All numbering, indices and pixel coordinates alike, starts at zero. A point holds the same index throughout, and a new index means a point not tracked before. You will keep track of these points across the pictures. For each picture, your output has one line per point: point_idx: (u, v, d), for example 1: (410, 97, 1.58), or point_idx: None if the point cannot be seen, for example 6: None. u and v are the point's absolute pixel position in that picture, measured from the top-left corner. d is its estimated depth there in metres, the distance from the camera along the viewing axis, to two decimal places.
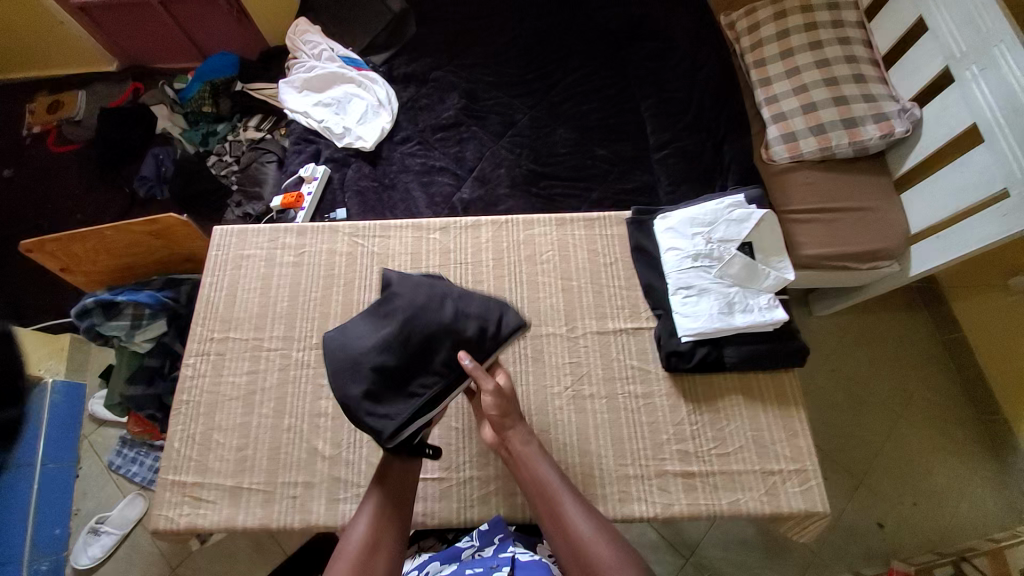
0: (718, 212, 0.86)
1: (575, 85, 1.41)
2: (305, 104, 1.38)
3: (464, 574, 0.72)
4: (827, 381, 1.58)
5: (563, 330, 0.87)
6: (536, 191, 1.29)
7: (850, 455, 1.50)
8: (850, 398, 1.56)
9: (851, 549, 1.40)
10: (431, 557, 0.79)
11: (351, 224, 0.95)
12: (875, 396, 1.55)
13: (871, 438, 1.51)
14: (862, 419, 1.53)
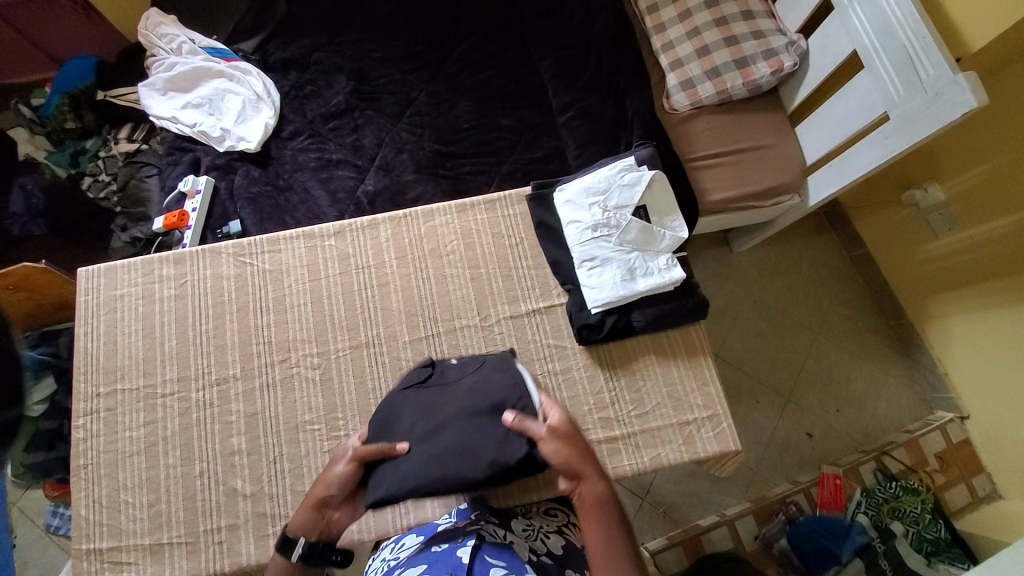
0: (612, 178, 0.85)
1: (469, 52, 1.34)
2: (172, 109, 1.23)
3: (428, 547, 0.68)
4: (752, 314, 1.69)
5: (476, 321, 0.86)
6: (443, 173, 1.24)
7: (779, 377, 1.64)
8: (774, 325, 1.68)
9: (785, 462, 1.56)
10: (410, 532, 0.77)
11: (235, 243, 0.87)
12: (796, 319, 1.68)
13: (794, 358, 1.65)
14: (786, 342, 1.67)
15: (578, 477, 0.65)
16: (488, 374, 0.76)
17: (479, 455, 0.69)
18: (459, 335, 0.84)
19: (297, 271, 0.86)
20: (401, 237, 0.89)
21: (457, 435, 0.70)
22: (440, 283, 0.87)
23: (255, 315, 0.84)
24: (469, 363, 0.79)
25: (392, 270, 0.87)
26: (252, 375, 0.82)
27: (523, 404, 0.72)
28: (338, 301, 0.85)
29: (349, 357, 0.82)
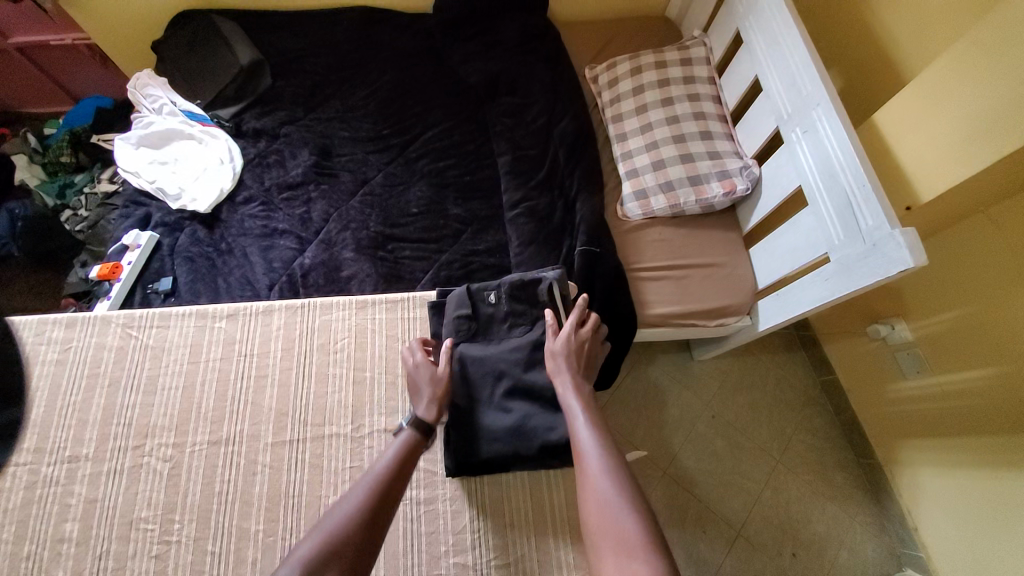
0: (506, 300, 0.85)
1: (434, 141, 1.37)
2: (139, 163, 1.29)
3: None
4: (707, 428, 1.57)
5: (347, 430, 0.81)
6: (383, 255, 1.23)
7: (730, 505, 1.48)
8: (731, 444, 1.55)
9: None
10: None
11: (127, 313, 0.87)
12: (754, 441, 1.55)
13: (749, 485, 1.50)
14: (741, 465, 1.52)
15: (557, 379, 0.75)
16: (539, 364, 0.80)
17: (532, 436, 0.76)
18: (504, 327, 0.84)
19: (181, 350, 0.85)
20: (293, 328, 0.88)
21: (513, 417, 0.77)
22: (320, 381, 0.84)
23: (123, 393, 0.82)
24: (515, 352, 0.81)
25: (274, 363, 0.85)
26: (103, 459, 0.78)
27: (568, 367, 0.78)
28: (211, 388, 0.83)
29: (204, 453, 0.79)
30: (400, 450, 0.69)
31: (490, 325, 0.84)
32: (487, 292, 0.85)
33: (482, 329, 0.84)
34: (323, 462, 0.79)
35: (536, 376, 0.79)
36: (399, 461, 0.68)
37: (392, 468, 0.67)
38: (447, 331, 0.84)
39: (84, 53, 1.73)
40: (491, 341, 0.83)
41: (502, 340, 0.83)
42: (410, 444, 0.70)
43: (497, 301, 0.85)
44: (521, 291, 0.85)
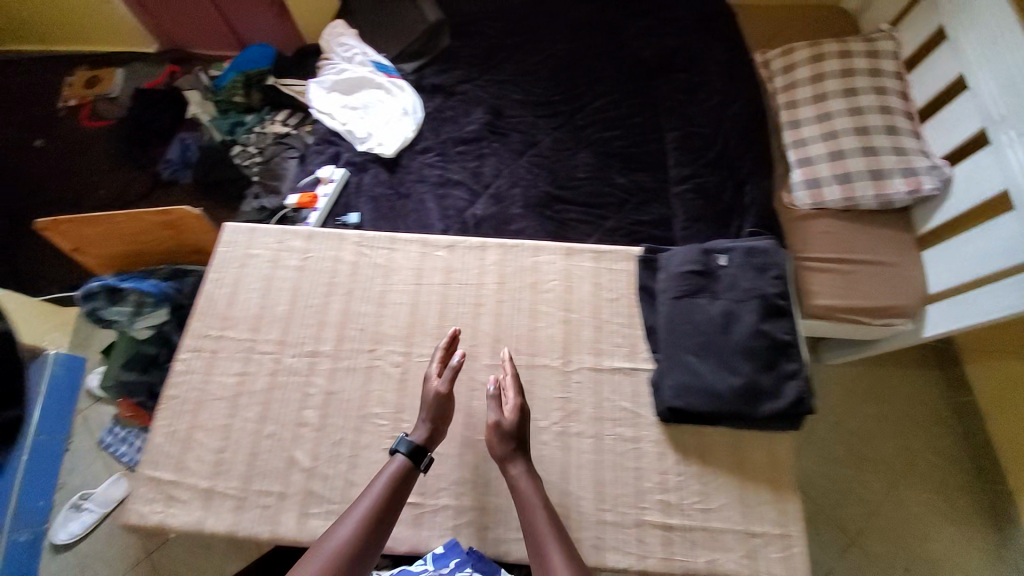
0: (736, 263, 0.83)
1: (601, 111, 1.41)
2: (332, 106, 1.40)
3: None
4: (826, 431, 1.45)
5: (557, 363, 0.85)
6: (550, 214, 1.27)
7: (844, 512, 1.37)
8: (849, 451, 1.43)
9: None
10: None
11: (359, 233, 0.96)
12: (876, 451, 1.42)
13: (867, 497, 1.38)
14: (860, 474, 1.40)
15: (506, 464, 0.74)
16: (770, 329, 0.78)
17: (759, 398, 0.76)
18: (730, 286, 0.82)
19: (405, 272, 0.92)
20: (505, 265, 0.93)
21: (739, 371, 0.77)
22: (532, 316, 0.89)
23: (357, 302, 0.90)
24: (741, 311, 0.80)
25: (489, 295, 0.91)
26: (340, 356, 0.86)
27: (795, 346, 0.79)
28: (432, 309, 0.90)
29: (429, 365, 0.86)
30: (393, 479, 0.70)
31: (718, 283, 0.83)
32: (716, 255, 0.85)
33: (708, 287, 0.83)
34: (535, 390, 0.84)
35: (768, 333, 0.78)
36: (386, 500, 0.68)
37: (382, 504, 0.67)
38: (668, 285, 0.86)
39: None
40: (716, 298, 0.82)
41: (725, 298, 0.82)
42: (404, 473, 0.71)
43: (728, 263, 0.84)
44: (754, 258, 0.83)
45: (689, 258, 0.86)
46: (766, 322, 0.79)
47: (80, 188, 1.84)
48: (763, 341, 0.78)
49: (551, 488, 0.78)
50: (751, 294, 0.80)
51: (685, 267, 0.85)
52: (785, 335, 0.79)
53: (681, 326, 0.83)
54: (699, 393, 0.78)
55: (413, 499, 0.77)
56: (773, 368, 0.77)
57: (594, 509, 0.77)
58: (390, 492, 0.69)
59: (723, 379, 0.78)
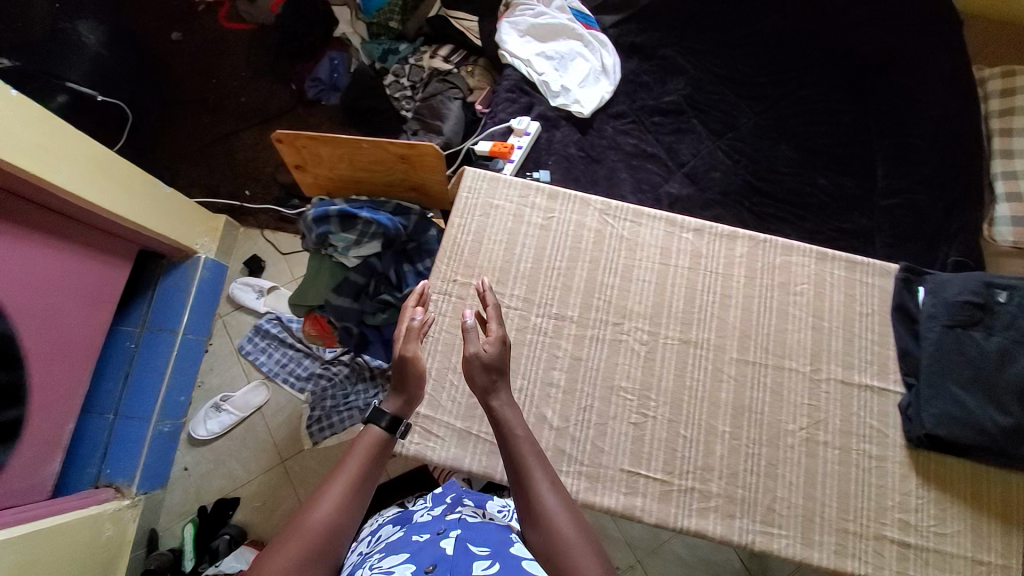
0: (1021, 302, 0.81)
1: (805, 101, 1.31)
2: (528, 53, 1.32)
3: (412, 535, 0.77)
4: None
5: (805, 368, 0.86)
6: (748, 206, 1.22)
7: None
8: None
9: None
10: (385, 522, 0.88)
11: (604, 200, 0.92)
12: None
13: None
14: None
15: (489, 395, 0.68)
16: None
17: None
18: (1012, 324, 0.80)
19: (651, 249, 0.90)
20: (754, 260, 0.90)
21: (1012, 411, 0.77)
22: (782, 317, 0.88)
23: (604, 273, 0.88)
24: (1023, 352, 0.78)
25: (737, 288, 0.89)
26: (588, 325, 0.86)
27: None
28: (680, 291, 0.88)
29: (676, 349, 0.85)
30: (370, 449, 0.68)
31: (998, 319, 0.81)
32: (998, 289, 0.83)
33: (986, 321, 0.81)
34: (783, 394, 0.85)
35: None
36: (363, 469, 0.66)
37: (358, 475, 0.66)
38: (934, 308, 0.85)
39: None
40: (994, 334, 0.80)
41: (1005, 335, 0.80)
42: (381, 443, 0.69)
43: (1010, 301, 0.82)
44: None
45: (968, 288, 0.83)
46: None
47: (221, 93, 1.81)
48: None
49: (796, 489, 0.80)
50: None
51: (966, 295, 0.83)
52: None
53: (950, 353, 0.81)
54: (961, 426, 0.78)
55: (660, 475, 0.79)
56: None
57: (836, 517, 0.80)
58: (367, 463, 0.67)
59: (993, 415, 0.77)
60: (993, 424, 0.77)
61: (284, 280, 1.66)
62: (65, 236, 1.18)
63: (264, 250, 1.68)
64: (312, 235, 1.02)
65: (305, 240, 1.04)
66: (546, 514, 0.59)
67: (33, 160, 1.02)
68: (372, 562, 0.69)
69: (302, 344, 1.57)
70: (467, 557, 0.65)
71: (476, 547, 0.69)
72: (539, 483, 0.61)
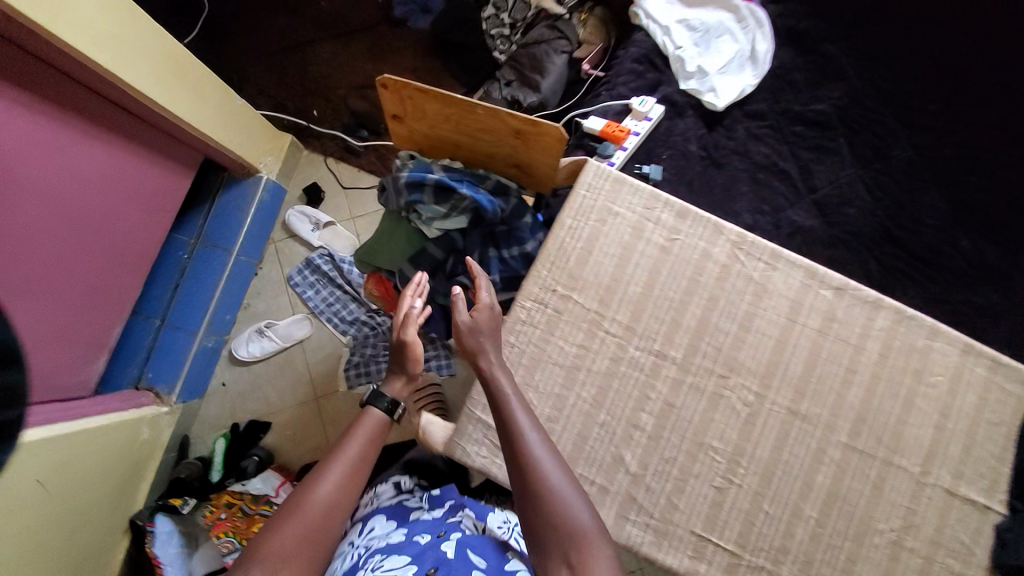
0: None
1: (980, 138, 1.08)
2: (669, 18, 1.12)
3: (411, 535, 0.83)
4: None
5: (915, 469, 0.76)
6: (876, 254, 1.07)
7: None
8: None
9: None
10: (380, 510, 0.92)
11: (740, 231, 0.80)
12: None
13: None
14: None
15: (478, 355, 0.74)
16: None
17: None
18: None
19: (780, 300, 0.78)
20: (893, 336, 0.78)
21: None
22: (906, 407, 0.77)
23: (719, 316, 0.78)
24: None
25: (865, 364, 0.78)
26: (690, 370, 0.77)
27: None
28: (801, 355, 0.77)
29: (781, 418, 0.76)
30: (369, 430, 0.78)
31: None
32: None
33: None
34: (884, 490, 0.76)
35: None
36: (363, 447, 0.76)
37: (357, 452, 0.75)
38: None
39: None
40: None
41: None
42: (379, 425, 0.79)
43: None
44: None
45: None
46: None
47: None
48: None
49: None
50: None
51: None
52: None
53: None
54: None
55: (732, 546, 0.74)
56: None
57: None
58: (366, 444, 0.76)
59: None
60: None
61: (341, 216, 1.57)
62: (130, 136, 1.09)
63: (325, 180, 1.58)
64: (401, 197, 0.92)
65: (390, 200, 0.95)
66: (542, 468, 0.64)
67: (101, 51, 0.91)
68: (374, 562, 0.75)
69: (351, 287, 1.52)
70: (465, 565, 0.76)
71: (474, 556, 0.80)
72: (531, 439, 0.66)
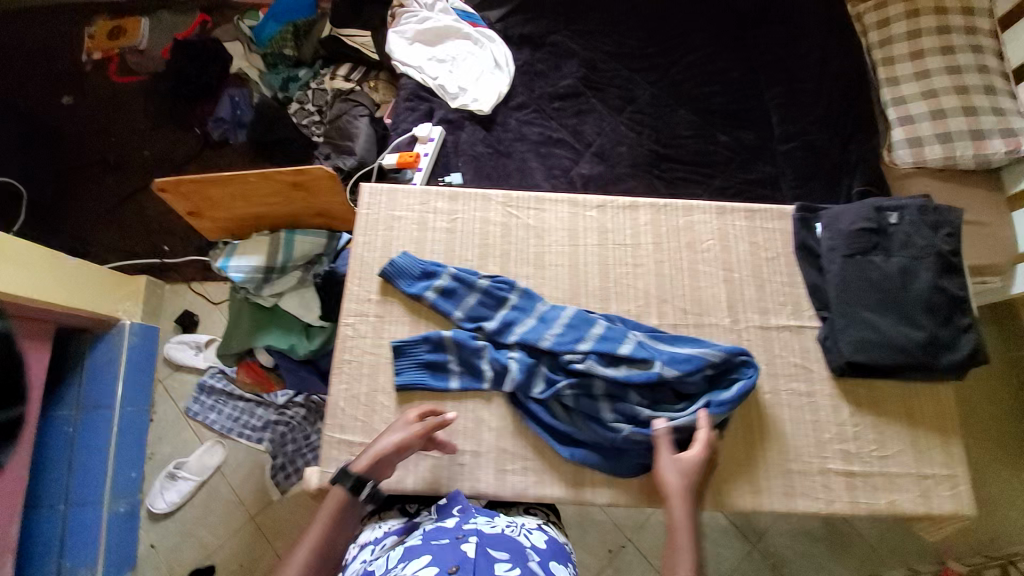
0: (916, 226, 0.83)
1: (696, 65, 1.34)
2: (419, 59, 1.33)
3: (425, 541, 0.64)
4: None
5: (726, 322, 0.85)
6: (658, 174, 1.24)
7: None
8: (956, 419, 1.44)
9: (887, 562, 1.33)
10: (389, 532, 0.73)
11: (505, 193, 0.92)
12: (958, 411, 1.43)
13: None
14: None
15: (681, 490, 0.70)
16: (947, 285, 0.80)
17: (942, 351, 0.79)
18: (903, 241, 0.82)
19: (558, 233, 0.90)
20: (659, 225, 0.91)
21: (913, 322, 0.79)
22: (693, 276, 0.88)
23: (516, 264, 0.88)
24: (920, 272, 0.80)
25: (647, 255, 0.89)
26: None
27: (963, 301, 0.81)
28: (593, 268, 0.88)
29: None
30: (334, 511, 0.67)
31: (892, 239, 0.83)
32: (890, 212, 0.84)
33: (884, 243, 0.83)
34: None
35: (947, 283, 0.81)
36: (331, 520, 0.67)
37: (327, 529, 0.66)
38: (848, 226, 0.84)
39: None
40: (893, 256, 0.82)
41: (896, 257, 0.81)
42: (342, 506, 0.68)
43: (901, 221, 0.83)
44: (929, 217, 0.83)
45: (854, 219, 0.84)
46: (945, 284, 0.80)
47: (123, 150, 1.74)
48: (941, 295, 0.80)
49: (738, 441, 0.80)
50: (918, 251, 0.81)
51: (862, 225, 0.83)
52: (961, 292, 0.81)
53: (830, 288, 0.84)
54: (880, 349, 0.78)
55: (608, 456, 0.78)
56: (942, 329, 0.79)
57: (779, 459, 0.80)
58: (335, 517, 0.67)
59: (906, 334, 0.78)
60: (897, 339, 0.78)
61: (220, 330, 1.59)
62: None
63: (193, 304, 1.61)
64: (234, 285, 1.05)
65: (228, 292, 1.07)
66: None
67: None
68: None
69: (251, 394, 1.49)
70: (489, 561, 0.59)
71: (495, 552, 0.61)
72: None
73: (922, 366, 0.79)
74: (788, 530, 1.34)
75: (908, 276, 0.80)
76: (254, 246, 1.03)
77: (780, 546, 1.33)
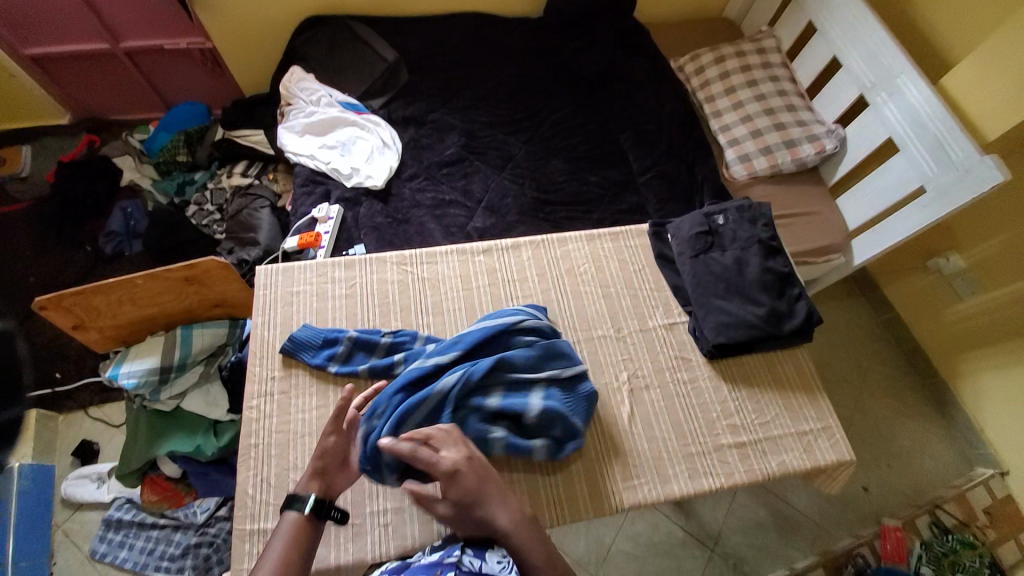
0: (739, 225, 1.01)
1: (560, 123, 1.55)
2: (309, 148, 1.43)
3: None
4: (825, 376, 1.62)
5: (611, 331, 0.97)
6: (544, 217, 1.39)
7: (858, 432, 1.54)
8: (853, 383, 1.61)
9: (833, 534, 1.41)
10: (385, 569, 0.74)
11: (398, 254, 1.00)
12: (849, 377, 1.62)
13: (852, 416, 1.56)
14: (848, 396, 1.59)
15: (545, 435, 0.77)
16: (774, 265, 0.97)
17: (783, 319, 0.94)
18: (732, 238, 1.00)
19: (453, 281, 0.98)
20: (541, 258, 1.03)
21: (755, 301, 0.94)
22: (577, 297, 1.00)
23: (416, 315, 0.95)
24: (750, 258, 0.97)
25: (535, 287, 1.00)
26: None
27: (791, 277, 0.98)
28: (489, 305, 0.97)
29: None
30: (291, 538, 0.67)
31: (724, 238, 1.01)
32: (717, 216, 1.03)
33: (718, 242, 1.00)
34: (600, 358, 0.95)
35: (775, 263, 0.98)
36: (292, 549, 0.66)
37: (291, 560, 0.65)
38: (688, 234, 1.01)
39: (173, 9, 1.58)
40: (728, 251, 0.99)
41: (729, 251, 0.99)
42: (303, 529, 0.68)
43: (727, 221, 1.02)
44: (747, 215, 1.02)
45: (690, 228, 1.02)
46: (773, 265, 0.98)
47: (0, 280, 1.63)
48: (772, 274, 0.96)
49: (639, 435, 0.89)
50: (745, 243, 0.99)
51: (697, 231, 1.01)
52: (786, 268, 0.98)
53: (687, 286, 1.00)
54: (737, 327, 0.93)
55: (525, 478, 0.84)
56: (780, 302, 0.95)
57: (679, 445, 0.88)
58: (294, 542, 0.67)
59: (751, 311, 0.94)
60: (745, 318, 0.93)
61: None
62: None
63: (93, 431, 1.48)
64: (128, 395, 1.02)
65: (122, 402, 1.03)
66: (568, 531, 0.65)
67: None
68: None
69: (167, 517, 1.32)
70: None
71: None
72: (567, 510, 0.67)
73: (772, 335, 0.94)
74: (740, 525, 1.40)
75: (742, 265, 0.97)
76: (148, 350, 1.01)
77: (736, 545, 1.38)
